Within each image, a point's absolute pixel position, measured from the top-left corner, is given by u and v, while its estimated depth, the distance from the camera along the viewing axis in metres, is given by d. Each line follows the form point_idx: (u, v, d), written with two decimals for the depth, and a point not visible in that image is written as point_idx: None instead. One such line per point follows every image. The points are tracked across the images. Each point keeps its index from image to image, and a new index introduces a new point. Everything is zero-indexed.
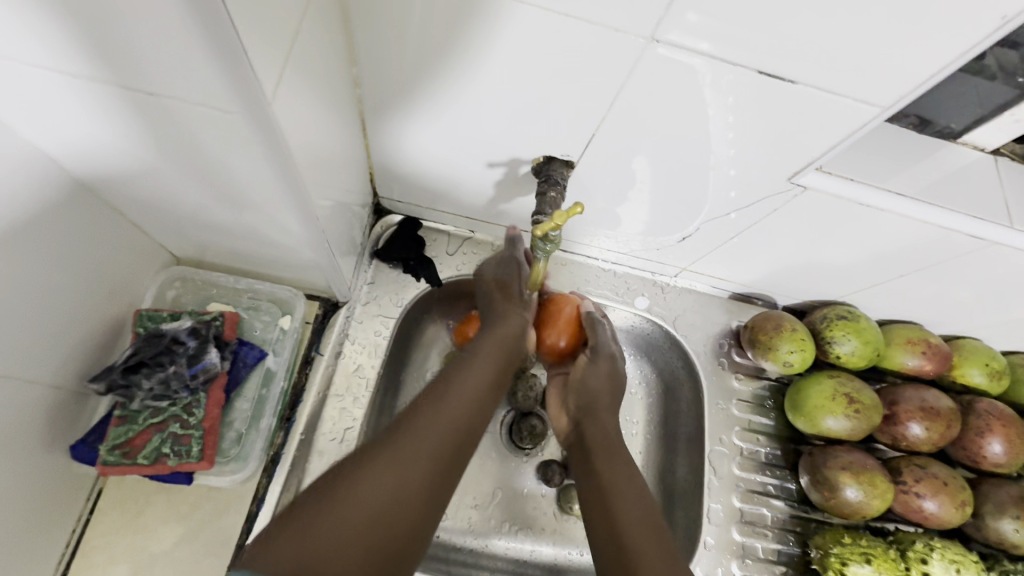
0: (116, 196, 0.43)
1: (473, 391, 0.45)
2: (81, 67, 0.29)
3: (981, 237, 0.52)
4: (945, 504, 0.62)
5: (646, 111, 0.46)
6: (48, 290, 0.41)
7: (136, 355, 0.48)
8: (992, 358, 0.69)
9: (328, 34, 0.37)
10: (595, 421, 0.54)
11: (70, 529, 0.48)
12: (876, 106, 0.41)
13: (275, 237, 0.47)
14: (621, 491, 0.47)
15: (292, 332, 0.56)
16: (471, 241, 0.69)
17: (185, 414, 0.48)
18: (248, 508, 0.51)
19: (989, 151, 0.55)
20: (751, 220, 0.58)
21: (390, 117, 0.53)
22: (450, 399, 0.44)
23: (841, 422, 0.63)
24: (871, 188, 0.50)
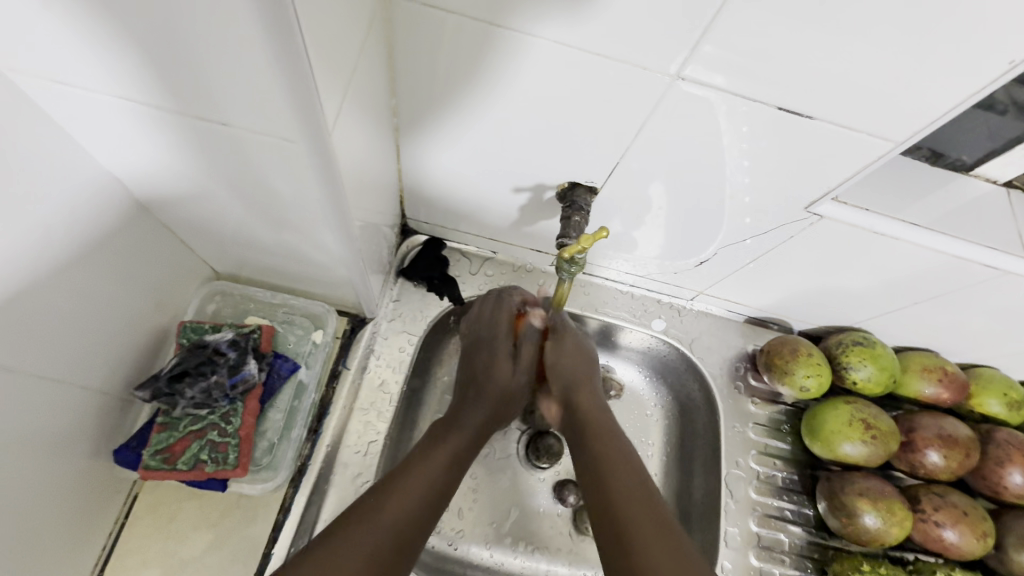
0: (170, 214, 0.46)
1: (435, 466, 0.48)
2: (161, 98, 0.32)
3: (997, 267, 0.53)
4: (966, 534, 0.61)
5: (669, 142, 0.49)
6: (104, 301, 0.43)
7: (181, 364, 0.50)
8: (1009, 387, 0.69)
9: (375, 69, 0.40)
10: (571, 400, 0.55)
11: (106, 533, 0.49)
12: (890, 141, 0.43)
13: (314, 255, 0.49)
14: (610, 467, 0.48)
15: (324, 346, 0.58)
16: (494, 261, 0.72)
17: (223, 422, 0.50)
18: (276, 517, 0.52)
19: (1002, 183, 0.57)
20: (768, 247, 0.60)
21: (423, 144, 0.56)
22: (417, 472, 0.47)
23: (858, 448, 0.64)
24: (886, 217, 0.52)
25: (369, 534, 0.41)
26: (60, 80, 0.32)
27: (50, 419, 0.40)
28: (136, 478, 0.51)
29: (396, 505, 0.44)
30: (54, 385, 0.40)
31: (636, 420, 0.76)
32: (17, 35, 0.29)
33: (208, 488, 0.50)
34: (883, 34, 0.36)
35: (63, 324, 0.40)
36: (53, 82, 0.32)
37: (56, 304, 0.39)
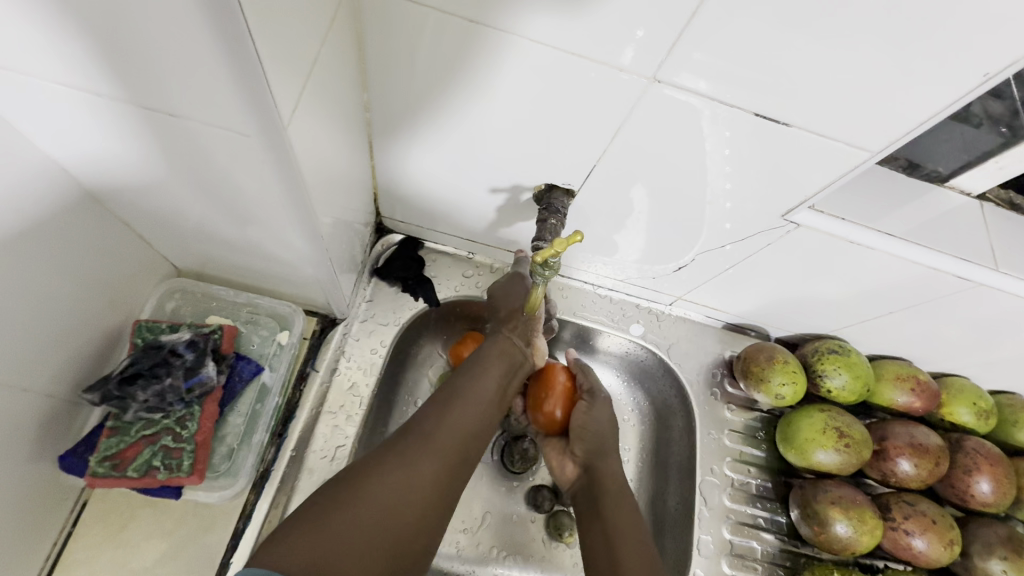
0: (124, 207, 0.43)
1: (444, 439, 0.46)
2: (105, 85, 0.30)
3: (970, 279, 0.53)
4: (933, 542, 0.62)
5: (646, 145, 0.48)
6: (49, 298, 0.41)
7: (134, 365, 0.47)
8: (978, 397, 0.71)
9: (341, 62, 0.39)
10: (605, 462, 0.57)
11: (52, 542, 0.47)
12: (864, 150, 0.43)
13: (278, 253, 0.47)
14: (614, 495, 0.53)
15: (290, 347, 0.55)
16: (471, 262, 0.70)
17: (178, 427, 0.48)
18: (235, 525, 0.50)
19: (975, 196, 0.57)
20: (745, 254, 0.59)
21: (397, 141, 0.54)
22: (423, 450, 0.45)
23: (832, 455, 0.64)
24: (862, 227, 0.52)
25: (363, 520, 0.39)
26: None
27: None
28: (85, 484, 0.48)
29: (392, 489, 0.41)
30: None
31: None
32: None
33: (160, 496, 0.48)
34: (861, 42, 0.36)
35: (1, 323, 0.37)
36: None
37: None
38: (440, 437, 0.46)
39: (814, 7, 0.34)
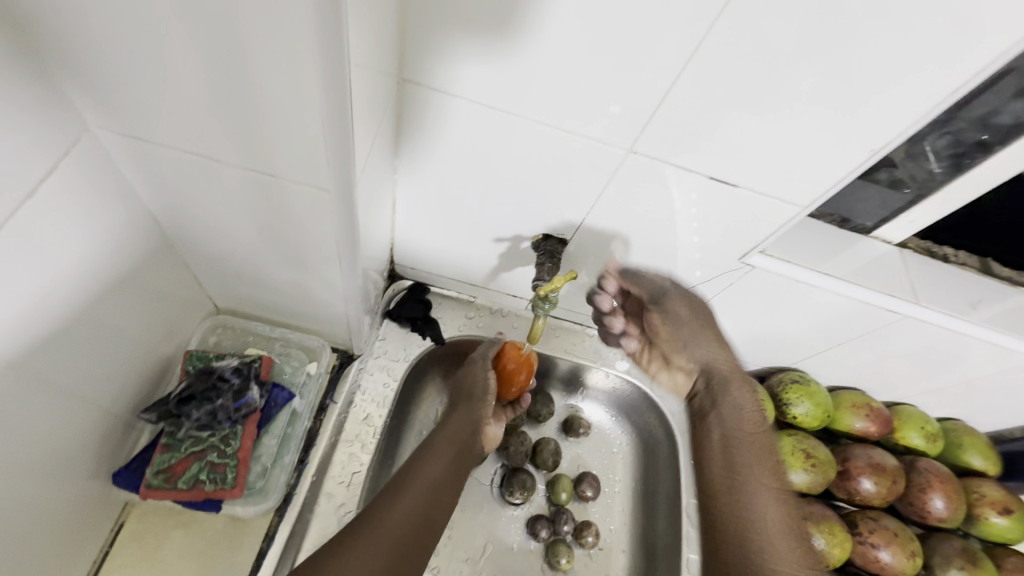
0: (193, 249, 0.50)
1: (414, 492, 0.51)
2: (224, 155, 0.38)
3: (897, 312, 0.63)
4: (897, 554, 0.68)
5: (625, 203, 0.57)
6: (120, 328, 0.46)
7: (188, 389, 0.52)
8: (926, 422, 0.80)
9: (385, 136, 0.48)
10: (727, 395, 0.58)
11: (91, 561, 0.50)
12: (798, 205, 0.52)
13: (318, 292, 0.55)
14: (752, 485, 0.51)
15: (317, 377, 0.62)
16: (473, 304, 0.79)
17: (223, 444, 0.53)
18: (259, 545, 0.54)
19: (896, 244, 0.67)
20: (712, 293, 0.68)
21: (417, 202, 0.62)
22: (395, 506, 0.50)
23: (801, 475, 0.71)
24: (807, 268, 0.61)
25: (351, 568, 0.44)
26: (140, 134, 0.38)
27: (57, 437, 0.42)
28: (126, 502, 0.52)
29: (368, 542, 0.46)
30: (69, 405, 0.43)
31: (604, 456, 0.83)
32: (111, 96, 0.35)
33: (201, 508, 0.53)
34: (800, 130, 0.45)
35: (79, 350, 0.42)
36: (133, 137, 0.38)
37: (83, 331, 0.42)
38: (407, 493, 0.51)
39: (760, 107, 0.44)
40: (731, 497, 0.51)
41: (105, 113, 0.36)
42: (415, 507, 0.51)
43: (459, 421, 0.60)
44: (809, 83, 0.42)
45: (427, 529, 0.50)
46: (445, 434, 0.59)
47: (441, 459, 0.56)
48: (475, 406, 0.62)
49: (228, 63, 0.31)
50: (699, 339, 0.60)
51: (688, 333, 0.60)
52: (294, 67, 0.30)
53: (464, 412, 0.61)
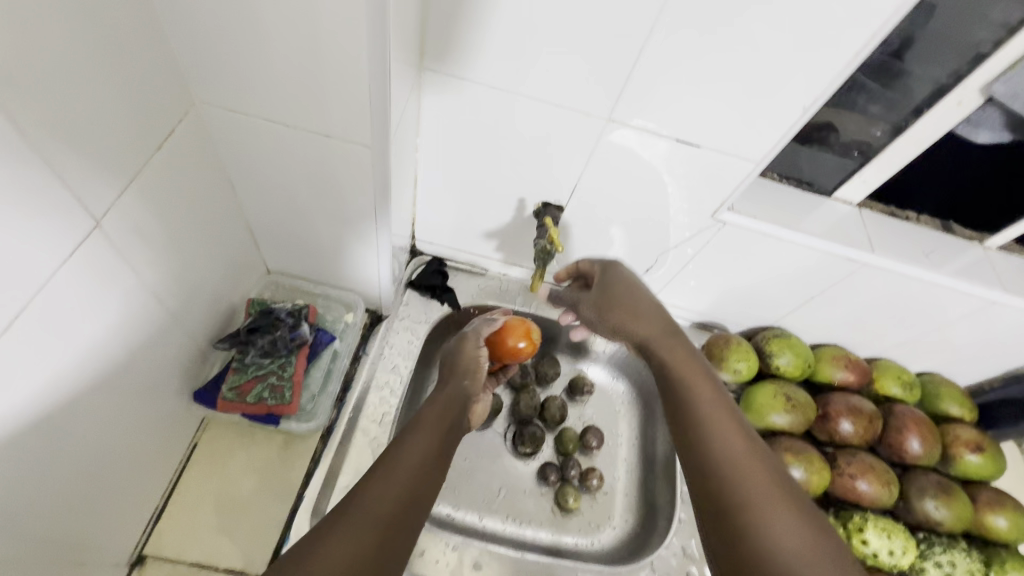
0: (253, 210, 0.61)
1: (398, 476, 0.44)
2: (289, 118, 0.49)
3: (856, 261, 0.72)
4: (874, 484, 0.75)
5: (610, 171, 0.66)
6: (199, 272, 0.57)
7: (253, 322, 0.63)
8: (902, 372, 0.88)
9: (408, 112, 0.58)
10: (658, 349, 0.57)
11: (171, 471, 0.61)
12: (751, 161, 0.61)
13: (353, 246, 0.65)
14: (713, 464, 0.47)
15: (354, 325, 0.71)
16: (485, 276, 0.89)
17: (280, 370, 0.63)
18: (307, 467, 0.64)
19: (854, 205, 0.76)
20: (694, 252, 0.77)
21: (434, 177, 0.73)
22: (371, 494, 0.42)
23: (782, 416, 0.79)
24: (773, 223, 0.70)
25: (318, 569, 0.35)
26: (230, 106, 0.48)
27: (154, 353, 0.53)
28: (203, 418, 0.64)
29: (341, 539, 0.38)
30: (163, 328, 0.53)
31: (609, 412, 0.93)
32: (209, 72, 0.45)
33: (265, 423, 0.63)
34: (748, 95, 0.54)
35: (173, 282, 0.52)
36: (223, 109, 0.49)
37: (176, 267, 0.52)
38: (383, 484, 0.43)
39: (712, 79, 0.54)
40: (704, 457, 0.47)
41: (201, 88, 0.47)
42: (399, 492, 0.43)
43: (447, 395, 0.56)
44: (749, 49, 0.51)
45: (417, 508, 0.43)
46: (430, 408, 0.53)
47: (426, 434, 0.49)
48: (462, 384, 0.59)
49: (308, 39, 0.41)
50: (640, 303, 0.61)
51: (621, 293, 0.62)
52: (351, 35, 0.41)
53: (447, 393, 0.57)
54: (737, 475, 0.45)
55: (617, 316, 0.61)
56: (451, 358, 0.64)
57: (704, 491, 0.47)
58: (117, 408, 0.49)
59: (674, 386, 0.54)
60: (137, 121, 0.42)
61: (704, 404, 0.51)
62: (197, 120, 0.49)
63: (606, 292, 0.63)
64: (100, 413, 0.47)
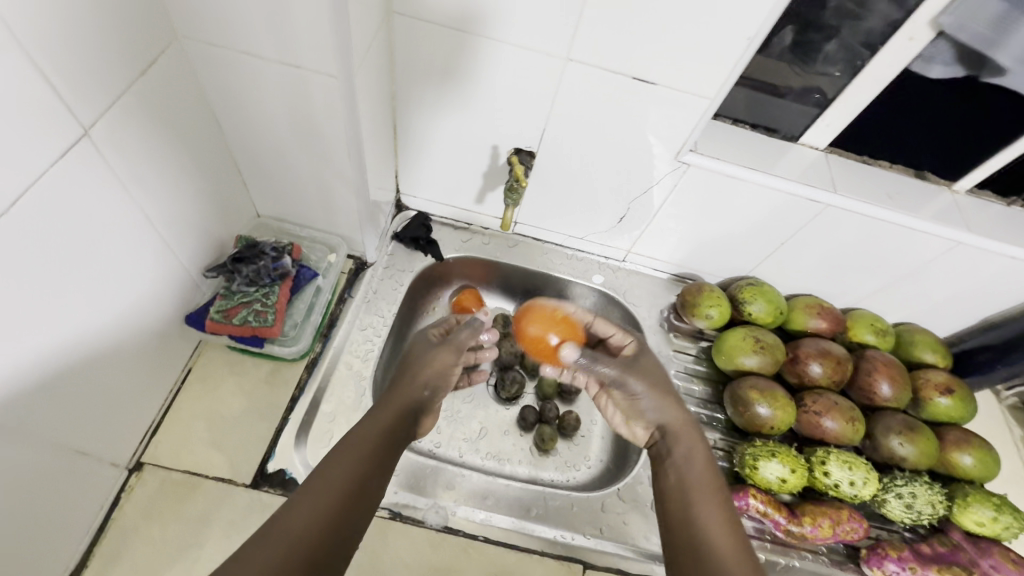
0: (240, 152, 0.66)
1: (343, 471, 0.45)
2: (264, 51, 0.53)
3: (819, 202, 0.74)
4: (838, 421, 0.77)
5: (575, 114, 0.70)
6: (193, 206, 0.62)
7: (239, 253, 0.69)
8: (876, 320, 0.89)
9: (378, 55, 0.62)
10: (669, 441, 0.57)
11: (167, 392, 0.66)
12: (705, 98, 0.64)
13: (334, 187, 0.70)
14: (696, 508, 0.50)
15: (336, 264, 0.76)
16: (468, 230, 0.93)
17: (264, 296, 0.68)
18: (292, 393, 0.69)
19: (822, 150, 0.78)
20: (663, 198, 0.80)
21: (411, 126, 0.77)
22: (321, 481, 0.44)
23: (752, 357, 0.81)
24: (736, 165, 0.73)
25: (264, 556, 0.38)
26: (210, 42, 0.53)
27: (150, 274, 0.58)
28: (197, 344, 0.69)
29: (296, 524, 0.40)
30: (160, 251, 0.58)
31: None
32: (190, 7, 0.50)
33: (250, 346, 0.68)
34: (698, 28, 0.57)
35: (169, 209, 0.58)
36: (205, 44, 0.53)
37: (170, 195, 0.57)
38: (327, 476, 0.45)
39: (661, 13, 0.57)
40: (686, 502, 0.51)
41: (184, 23, 0.52)
42: (345, 482, 0.45)
43: (407, 382, 0.58)
44: None
45: (365, 492, 0.45)
46: (389, 400, 0.55)
47: (380, 426, 0.51)
48: (428, 373, 0.59)
49: None
50: (635, 384, 0.61)
51: (640, 362, 0.64)
52: None
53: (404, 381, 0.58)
54: (707, 528, 0.48)
55: (637, 399, 0.61)
56: (415, 352, 0.62)
57: (677, 522, 0.50)
58: (117, 316, 0.54)
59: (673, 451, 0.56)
60: (127, 42, 0.46)
61: (690, 469, 0.54)
62: (182, 56, 0.54)
63: (629, 372, 0.62)
64: (101, 316, 0.52)
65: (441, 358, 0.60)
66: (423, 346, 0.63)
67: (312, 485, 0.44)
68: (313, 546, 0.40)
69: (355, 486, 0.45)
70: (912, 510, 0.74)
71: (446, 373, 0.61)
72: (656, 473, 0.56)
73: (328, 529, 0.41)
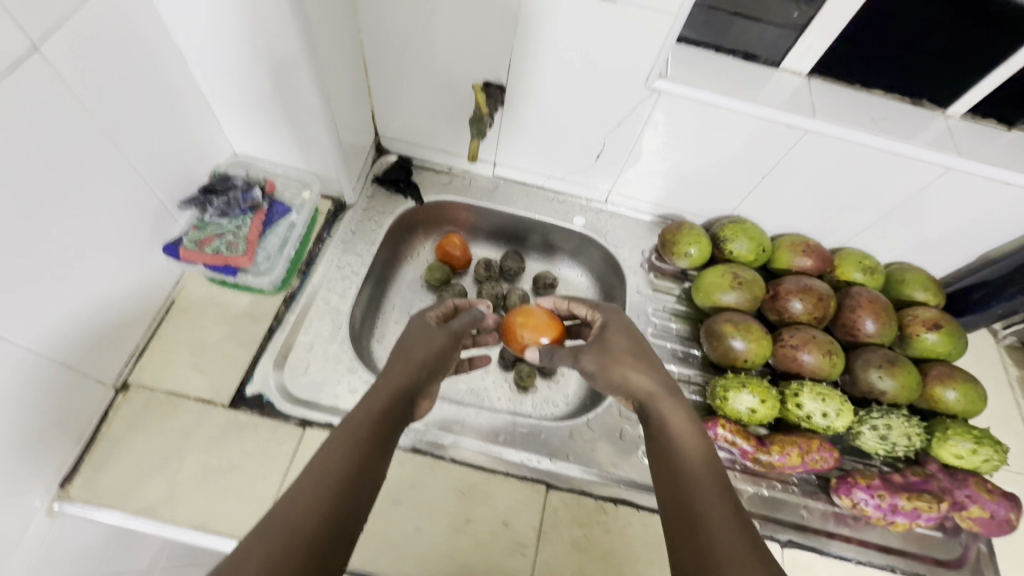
0: (211, 85, 0.69)
1: (343, 448, 0.46)
2: None
3: (796, 127, 0.72)
4: (815, 355, 0.76)
5: (539, 39, 0.69)
6: (165, 137, 0.65)
7: (211, 185, 0.72)
8: (864, 258, 0.86)
9: None
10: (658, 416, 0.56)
11: (152, 319, 0.69)
12: (668, 14, 0.63)
13: (304, 121, 0.71)
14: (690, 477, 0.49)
15: (310, 200, 0.79)
16: (448, 174, 0.94)
17: (236, 229, 0.72)
18: (269, 323, 0.72)
19: (803, 75, 0.76)
20: (637, 130, 0.79)
21: (381, 62, 0.78)
22: (322, 462, 0.44)
23: (729, 294, 0.80)
24: (708, 91, 0.71)
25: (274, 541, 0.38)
26: None
27: (126, 200, 0.61)
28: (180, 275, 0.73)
29: (301, 508, 0.40)
30: (134, 178, 0.61)
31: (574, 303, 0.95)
32: None
33: (223, 275, 0.71)
34: None
35: (139, 136, 0.60)
36: None
37: (138, 122, 0.60)
38: (331, 456, 0.45)
39: None
40: (679, 470, 0.50)
41: None
42: (347, 462, 0.45)
43: (405, 365, 0.58)
44: None
45: (372, 472, 0.46)
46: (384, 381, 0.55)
47: (375, 408, 0.51)
48: (424, 356, 0.59)
49: None
50: (616, 364, 0.60)
51: (617, 337, 0.63)
52: None
53: (398, 364, 0.58)
54: (701, 495, 0.47)
55: (617, 371, 0.59)
56: (409, 339, 0.62)
57: (675, 492, 0.48)
58: (93, 236, 0.57)
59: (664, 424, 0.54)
60: None
61: (686, 442, 0.52)
62: None
63: (606, 346, 0.62)
64: (76, 234, 0.55)
65: (432, 343, 0.61)
66: (417, 332, 0.63)
67: (315, 468, 0.44)
68: (323, 527, 0.40)
69: (361, 465, 0.45)
70: (887, 441, 0.73)
71: (438, 359, 0.61)
72: (650, 448, 0.55)
73: (336, 510, 0.41)
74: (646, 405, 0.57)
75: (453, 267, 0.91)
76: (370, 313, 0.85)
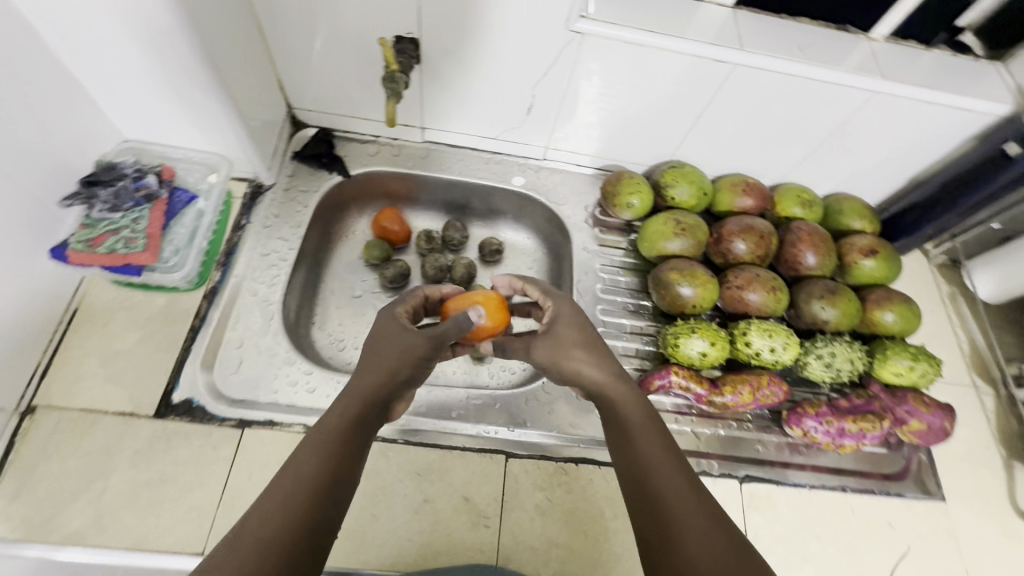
0: (77, 64, 0.59)
1: (305, 480, 0.40)
2: None
3: (724, 61, 0.70)
4: (760, 293, 0.76)
5: None
6: (27, 127, 0.56)
7: (94, 175, 0.66)
8: (803, 192, 0.87)
9: None
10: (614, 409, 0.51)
11: (52, 332, 0.63)
12: None
13: (198, 97, 0.64)
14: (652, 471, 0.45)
15: (218, 184, 0.74)
16: (375, 143, 0.88)
17: (133, 223, 0.67)
18: (191, 322, 0.67)
19: (729, 7, 0.73)
20: (566, 78, 0.75)
21: (279, 25, 0.70)
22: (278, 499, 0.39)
23: (673, 241, 0.79)
24: (634, 29, 0.68)
25: None
26: None
27: None
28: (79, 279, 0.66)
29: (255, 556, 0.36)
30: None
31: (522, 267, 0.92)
32: None
33: (126, 275, 0.66)
34: None
35: None
36: None
37: None
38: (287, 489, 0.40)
39: None
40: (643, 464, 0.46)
41: None
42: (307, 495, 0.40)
43: (382, 366, 0.50)
44: None
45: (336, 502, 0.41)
46: (354, 390, 0.48)
47: (342, 424, 0.45)
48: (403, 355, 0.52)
49: None
50: (569, 362, 0.55)
51: (570, 330, 0.57)
52: None
53: (369, 367, 0.50)
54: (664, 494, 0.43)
55: (569, 365, 0.55)
56: (385, 335, 0.53)
57: (635, 490, 0.45)
58: None
59: (618, 418, 0.50)
60: None
61: (642, 429, 0.48)
62: None
63: (559, 341, 0.56)
64: None
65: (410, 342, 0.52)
66: (397, 330, 0.54)
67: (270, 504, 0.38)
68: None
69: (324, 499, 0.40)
70: (832, 369, 0.75)
71: (421, 361, 0.53)
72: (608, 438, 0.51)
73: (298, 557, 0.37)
74: (599, 400, 0.53)
75: (392, 243, 0.86)
76: (306, 300, 0.80)
